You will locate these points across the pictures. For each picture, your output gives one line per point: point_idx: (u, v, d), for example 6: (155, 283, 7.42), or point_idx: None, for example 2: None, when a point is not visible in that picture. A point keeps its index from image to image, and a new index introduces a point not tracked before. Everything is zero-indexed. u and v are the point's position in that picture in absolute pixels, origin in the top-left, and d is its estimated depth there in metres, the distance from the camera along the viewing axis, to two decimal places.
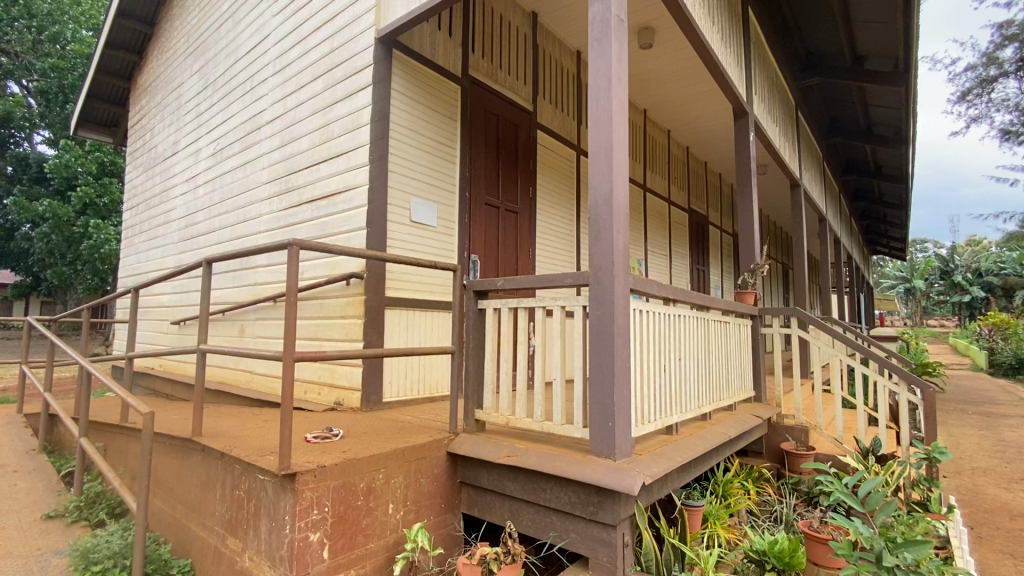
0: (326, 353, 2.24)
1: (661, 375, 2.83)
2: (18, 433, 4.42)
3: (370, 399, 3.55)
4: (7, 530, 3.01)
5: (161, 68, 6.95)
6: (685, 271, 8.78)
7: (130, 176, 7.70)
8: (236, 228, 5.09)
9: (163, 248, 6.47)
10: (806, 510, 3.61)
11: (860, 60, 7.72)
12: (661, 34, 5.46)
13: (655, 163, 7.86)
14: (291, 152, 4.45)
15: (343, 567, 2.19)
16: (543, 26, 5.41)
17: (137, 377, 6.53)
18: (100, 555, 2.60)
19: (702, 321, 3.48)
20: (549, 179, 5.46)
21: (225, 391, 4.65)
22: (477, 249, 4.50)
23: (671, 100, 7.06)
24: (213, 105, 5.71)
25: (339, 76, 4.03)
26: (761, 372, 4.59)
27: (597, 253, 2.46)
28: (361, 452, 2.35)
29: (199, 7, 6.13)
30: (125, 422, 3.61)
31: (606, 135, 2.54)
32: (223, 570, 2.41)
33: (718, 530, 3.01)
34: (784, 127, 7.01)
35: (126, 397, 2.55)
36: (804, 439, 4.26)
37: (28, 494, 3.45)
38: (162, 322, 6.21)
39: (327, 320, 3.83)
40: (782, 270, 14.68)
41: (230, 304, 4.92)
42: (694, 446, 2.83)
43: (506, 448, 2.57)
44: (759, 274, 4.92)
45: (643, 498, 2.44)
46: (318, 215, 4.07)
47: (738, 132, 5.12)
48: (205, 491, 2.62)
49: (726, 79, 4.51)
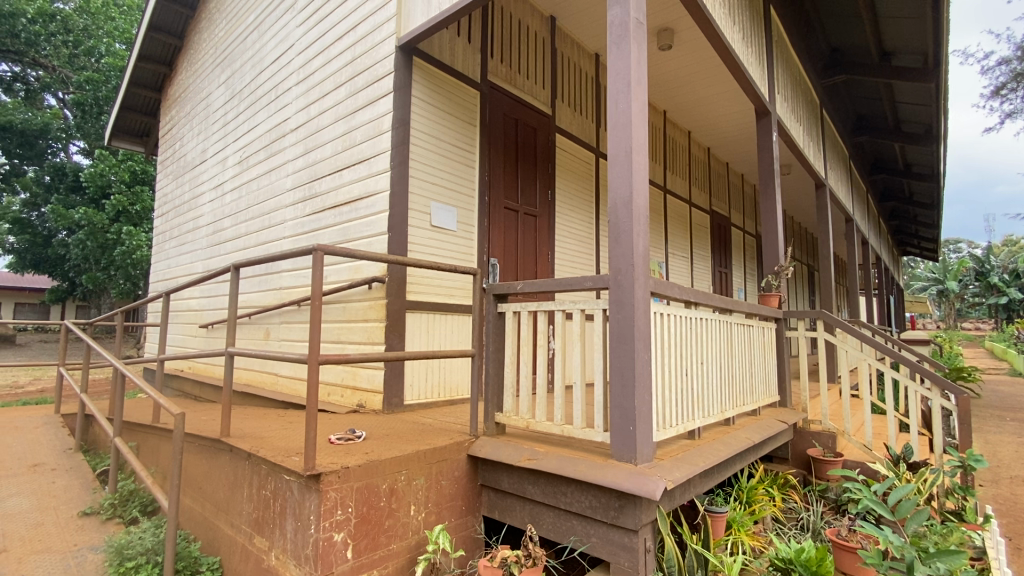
0: (349, 356, 2.27)
1: (683, 379, 2.80)
2: (55, 432, 4.60)
3: (392, 401, 3.60)
4: (46, 526, 3.13)
5: (190, 79, 7.18)
6: (707, 273, 8.66)
7: (161, 184, 7.94)
8: (262, 234, 5.21)
9: (192, 254, 6.67)
10: (834, 518, 3.52)
11: (888, 56, 7.53)
12: (680, 35, 5.42)
13: (676, 165, 7.78)
14: (315, 159, 4.55)
15: (367, 567, 2.22)
16: (561, 29, 5.42)
17: (169, 379, 6.72)
18: (134, 551, 2.69)
19: (724, 324, 3.43)
20: (568, 182, 5.46)
21: (252, 393, 4.77)
22: (496, 253, 4.52)
23: (692, 100, 7.00)
24: (239, 114, 5.88)
25: (361, 84, 4.10)
26: (786, 376, 4.49)
27: (617, 256, 2.45)
28: (383, 454, 2.39)
29: (226, 19, 6.32)
30: (157, 423, 3.72)
31: (625, 139, 2.54)
32: (251, 567, 2.47)
33: (742, 536, 2.97)
34: (809, 126, 6.87)
35: (159, 398, 2.64)
36: (832, 446, 4.15)
37: (66, 491, 3.59)
38: (191, 326, 6.40)
39: (349, 324, 3.90)
40: (807, 272, 14.36)
41: (257, 308, 5.04)
42: (717, 451, 2.79)
43: (526, 450, 2.58)
44: (784, 276, 4.80)
45: (665, 503, 2.42)
46: (340, 220, 4.14)
47: (761, 133, 5.04)
48: (232, 491, 2.69)
49: (748, 79, 4.44)
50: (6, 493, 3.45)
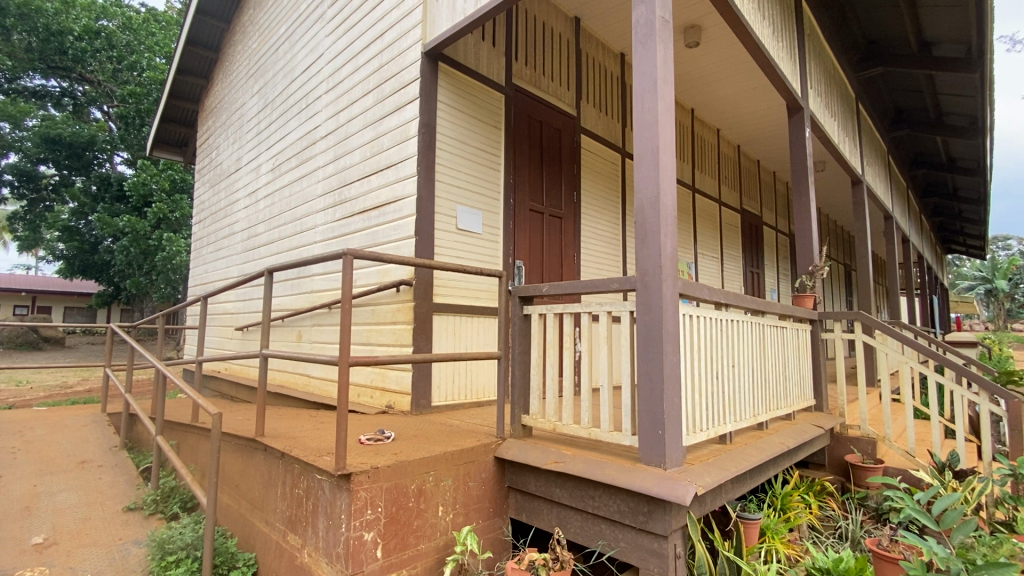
0: (378, 357, 2.31)
1: (713, 382, 2.74)
2: (101, 430, 4.81)
3: (420, 403, 3.64)
4: (93, 520, 3.29)
5: (226, 90, 7.44)
6: (738, 274, 8.47)
7: (199, 192, 8.24)
8: (294, 239, 5.36)
9: (228, 259, 6.90)
10: (875, 528, 3.40)
11: (928, 47, 7.24)
12: (708, 32, 5.34)
13: (705, 164, 7.64)
14: (344, 165, 4.65)
15: (396, 567, 2.25)
16: (586, 30, 5.41)
17: (207, 380, 6.95)
18: (175, 545, 2.80)
19: (756, 326, 3.34)
20: (594, 183, 5.43)
21: (285, 394, 4.89)
22: (522, 255, 4.52)
23: (720, 98, 6.88)
24: (272, 123, 6.05)
25: (389, 91, 4.18)
26: (821, 380, 4.34)
27: (644, 258, 2.42)
28: (412, 454, 2.42)
29: (259, 31, 6.52)
30: (196, 422, 3.86)
31: (652, 139, 2.50)
32: (285, 564, 2.53)
33: (776, 544, 2.89)
34: (844, 121, 6.65)
35: (198, 397, 2.74)
36: (872, 452, 4.00)
37: (112, 487, 3.76)
38: (228, 328, 6.63)
39: (378, 326, 3.96)
40: (844, 272, 13.89)
41: (289, 311, 5.17)
42: (750, 456, 2.72)
43: (553, 453, 2.57)
44: (819, 276, 4.61)
45: (695, 509, 2.37)
46: (369, 225, 4.22)
47: (793, 129, 4.91)
48: (267, 489, 2.77)
49: (778, 74, 4.33)
50: (56, 488, 3.63)
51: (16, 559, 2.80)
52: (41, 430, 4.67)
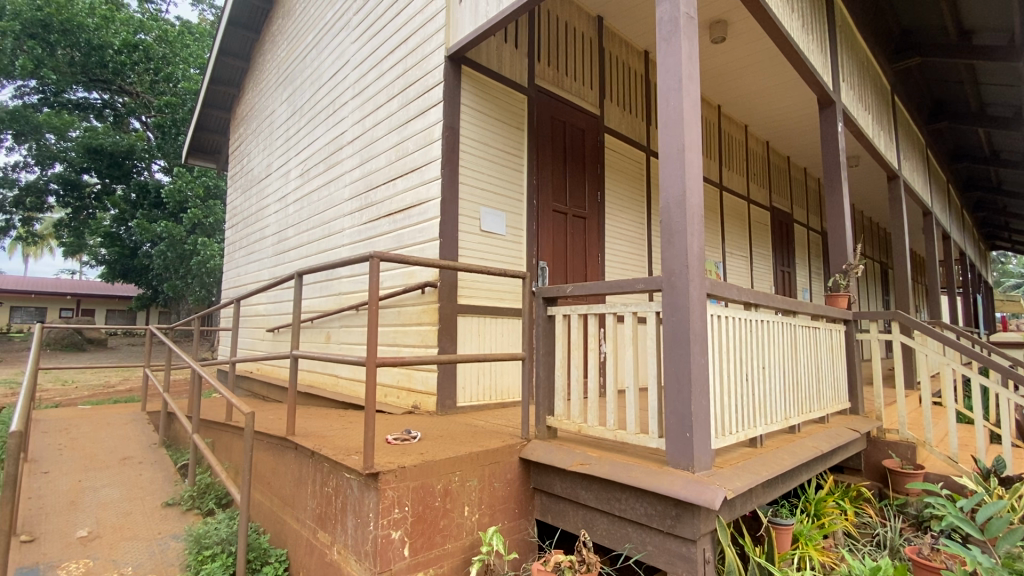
0: (405, 359, 2.34)
1: (743, 384, 2.68)
2: (141, 428, 5.00)
3: (445, 403, 3.68)
4: (134, 515, 3.43)
5: (256, 98, 7.65)
6: (768, 274, 8.28)
7: (232, 198, 8.48)
8: (322, 242, 5.47)
9: (259, 262, 7.09)
10: (915, 536, 3.27)
11: (969, 35, 6.92)
12: (734, 26, 5.25)
13: (732, 161, 7.49)
14: (370, 169, 4.73)
15: (423, 566, 2.27)
16: (609, 29, 5.37)
17: (240, 380, 7.16)
18: (211, 541, 2.90)
19: (788, 326, 3.25)
20: (618, 182, 5.39)
21: (314, 394, 5.00)
22: (546, 256, 4.51)
23: (747, 93, 6.74)
24: (301, 129, 6.19)
25: (413, 95, 4.23)
26: (857, 382, 4.20)
27: (670, 258, 2.39)
28: (438, 454, 2.45)
29: (288, 40, 6.69)
30: (230, 421, 3.97)
31: (677, 137, 2.47)
32: (315, 561, 2.58)
33: (811, 551, 2.80)
34: (879, 114, 6.42)
35: (231, 397, 2.81)
36: (912, 457, 3.85)
37: (151, 483, 3.90)
38: (259, 329, 6.81)
39: (404, 327, 4.02)
40: (880, 270, 13.41)
41: (318, 312, 5.28)
42: (781, 460, 2.65)
43: (578, 455, 2.56)
44: (853, 275, 4.46)
45: (725, 513, 2.33)
46: (395, 227, 4.29)
47: (824, 125, 4.78)
48: (298, 487, 2.83)
49: (808, 68, 4.21)
50: (99, 484, 3.80)
51: (63, 551, 2.93)
52: (85, 428, 4.87)
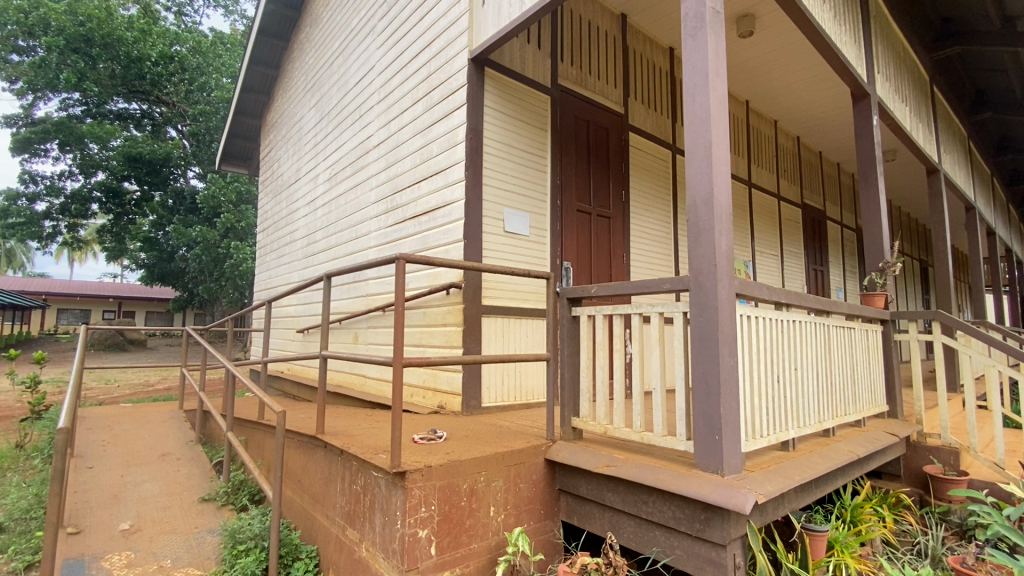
0: (431, 359, 2.36)
1: (774, 386, 2.62)
2: (179, 425, 5.19)
3: (470, 403, 3.70)
4: (173, 509, 3.56)
5: (286, 105, 7.85)
6: (800, 273, 8.06)
7: (263, 202, 8.71)
8: (350, 244, 5.58)
9: (290, 265, 7.26)
10: (958, 545, 3.13)
11: (1013, 21, 6.61)
12: (762, 20, 5.13)
13: (762, 157, 7.32)
14: (396, 172, 4.79)
15: (449, 565, 2.29)
16: (632, 26, 5.32)
17: (272, 379, 7.35)
18: (245, 536, 2.98)
19: (821, 327, 3.16)
20: (643, 181, 5.33)
21: (343, 393, 5.10)
22: (570, 256, 4.49)
23: (776, 88, 6.57)
24: (329, 134, 6.32)
25: (437, 98, 4.28)
26: (895, 384, 4.05)
27: (698, 257, 2.35)
28: (463, 454, 2.46)
29: (316, 47, 6.83)
30: (262, 419, 4.08)
31: (704, 134, 2.43)
32: (344, 557, 2.63)
33: (847, 559, 2.71)
34: (917, 105, 6.18)
35: (264, 396, 2.89)
36: (954, 463, 3.69)
37: (189, 478, 4.04)
38: (290, 330, 6.98)
39: (430, 328, 4.06)
40: (919, 269, 12.89)
41: (347, 313, 5.38)
42: (815, 465, 2.57)
43: (604, 457, 2.53)
44: (891, 274, 4.30)
45: (756, 518, 2.28)
46: (420, 229, 4.33)
47: (858, 119, 4.62)
48: (328, 484, 2.89)
49: (840, 60, 4.09)
50: (141, 479, 3.95)
51: (106, 543, 3.07)
52: (127, 425, 5.08)
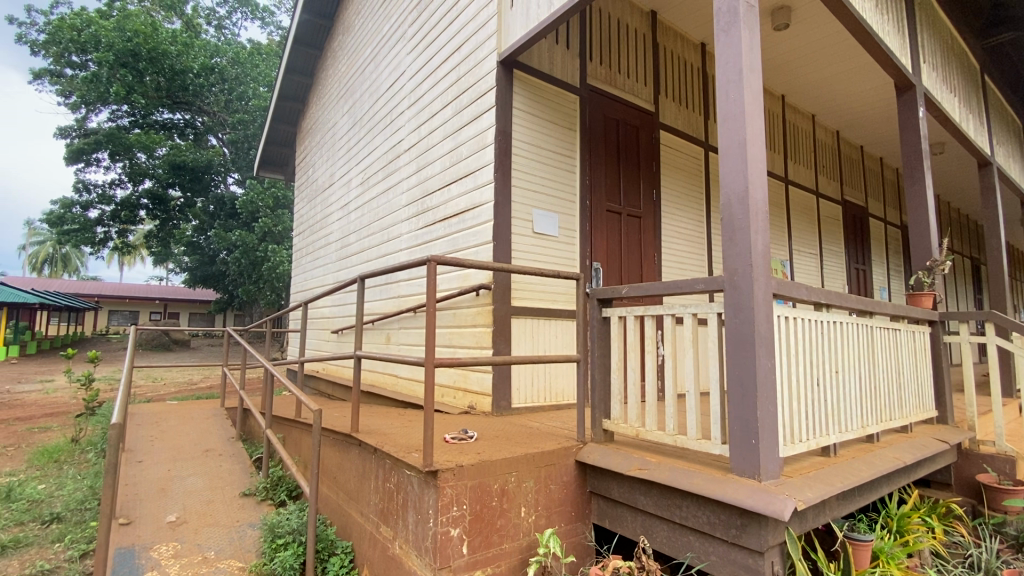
0: (462, 360, 2.38)
1: (814, 389, 2.53)
2: (221, 422, 5.39)
3: (500, 403, 3.73)
4: (216, 503, 3.69)
5: (320, 113, 8.06)
6: (840, 272, 7.76)
7: (299, 208, 8.96)
8: (383, 246, 5.69)
9: (324, 267, 7.47)
10: (1015, 559, 2.96)
11: None
12: (798, 12, 4.99)
13: (799, 154, 7.10)
14: (427, 175, 4.87)
15: (480, 564, 2.31)
16: (662, 23, 5.25)
17: (308, 379, 7.56)
18: (284, 530, 3.08)
19: (863, 328, 3.03)
20: (674, 180, 5.24)
21: (376, 393, 5.21)
22: (599, 257, 4.45)
23: (814, 80, 6.36)
24: (361, 139, 6.46)
25: (466, 101, 4.32)
26: (944, 389, 3.85)
27: (732, 256, 2.30)
28: (495, 454, 2.47)
29: (348, 55, 7.00)
30: (299, 418, 4.20)
31: (737, 131, 2.37)
32: (378, 554, 2.68)
33: (892, 570, 2.60)
34: (966, 95, 5.87)
35: (301, 395, 2.97)
36: (1011, 472, 3.47)
37: (231, 474, 4.20)
38: (325, 331, 7.18)
39: (460, 329, 4.10)
40: (970, 267, 12.26)
41: (379, 314, 5.51)
42: (857, 471, 2.48)
43: (636, 459, 2.51)
44: (939, 272, 4.08)
45: (795, 525, 2.21)
46: (450, 231, 4.39)
47: (903, 111, 4.42)
48: (362, 482, 2.95)
49: (883, 51, 3.92)
50: (186, 473, 4.13)
51: (155, 534, 3.21)
52: (174, 422, 5.32)
